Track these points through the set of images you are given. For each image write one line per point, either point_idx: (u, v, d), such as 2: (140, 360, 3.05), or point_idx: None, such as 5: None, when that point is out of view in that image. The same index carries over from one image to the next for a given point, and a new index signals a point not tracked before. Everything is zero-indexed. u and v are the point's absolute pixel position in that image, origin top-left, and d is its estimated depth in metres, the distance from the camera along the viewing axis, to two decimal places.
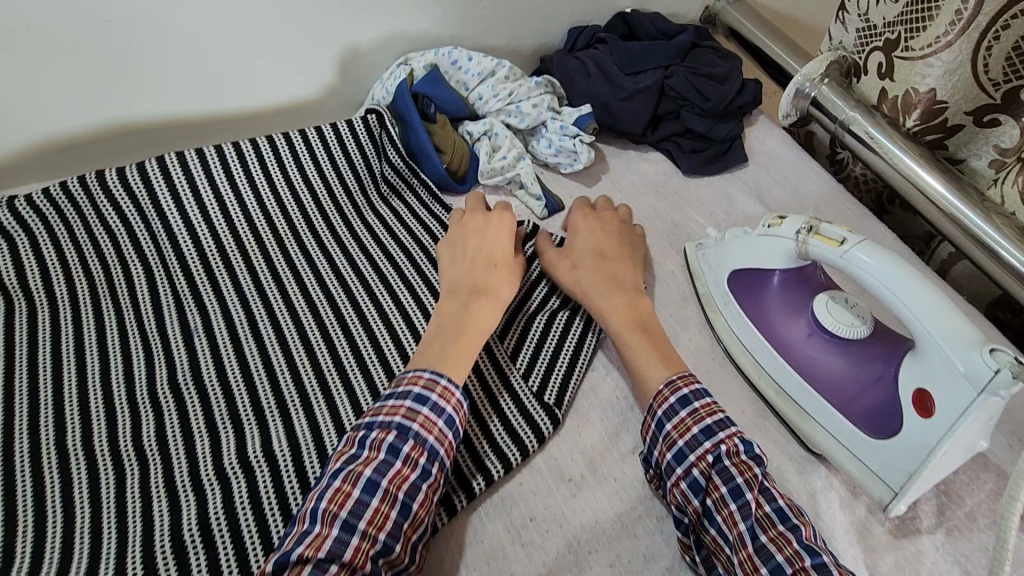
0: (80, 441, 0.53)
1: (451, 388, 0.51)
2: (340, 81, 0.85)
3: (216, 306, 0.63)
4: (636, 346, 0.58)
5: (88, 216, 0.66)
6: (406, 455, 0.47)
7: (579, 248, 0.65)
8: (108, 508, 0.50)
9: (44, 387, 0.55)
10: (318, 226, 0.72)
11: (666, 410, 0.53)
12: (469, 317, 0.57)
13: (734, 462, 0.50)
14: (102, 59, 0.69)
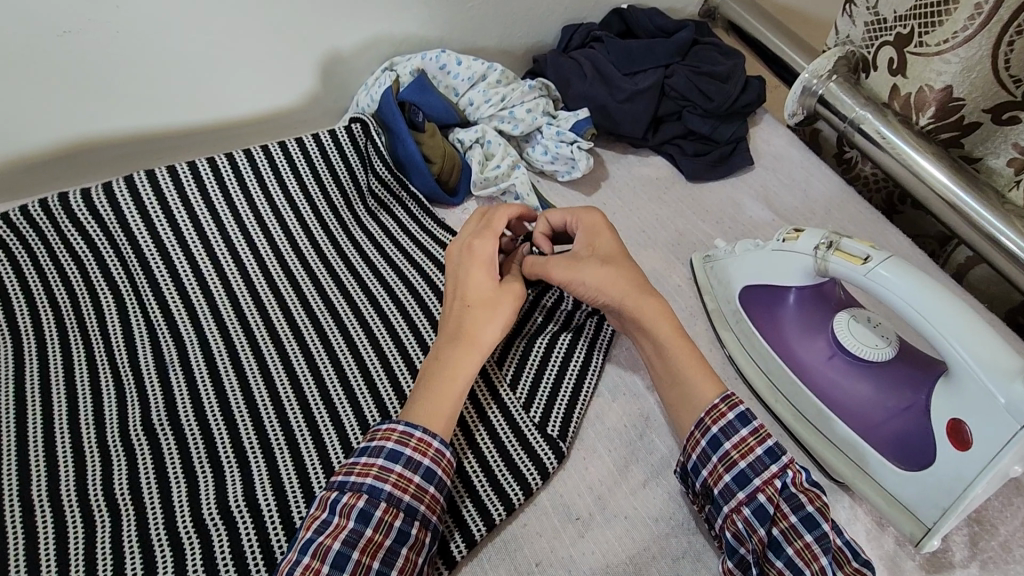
0: (44, 491, 0.48)
1: (429, 438, 0.48)
2: (322, 88, 0.80)
3: (192, 336, 0.59)
4: (674, 365, 0.52)
5: (53, 242, 0.61)
6: (378, 520, 0.44)
7: (601, 252, 0.57)
8: (75, 567, 0.46)
9: (5, 431, 0.51)
10: (302, 245, 0.67)
11: (724, 427, 0.49)
12: (446, 369, 0.51)
13: (804, 489, 0.47)
14: (64, 72, 0.64)
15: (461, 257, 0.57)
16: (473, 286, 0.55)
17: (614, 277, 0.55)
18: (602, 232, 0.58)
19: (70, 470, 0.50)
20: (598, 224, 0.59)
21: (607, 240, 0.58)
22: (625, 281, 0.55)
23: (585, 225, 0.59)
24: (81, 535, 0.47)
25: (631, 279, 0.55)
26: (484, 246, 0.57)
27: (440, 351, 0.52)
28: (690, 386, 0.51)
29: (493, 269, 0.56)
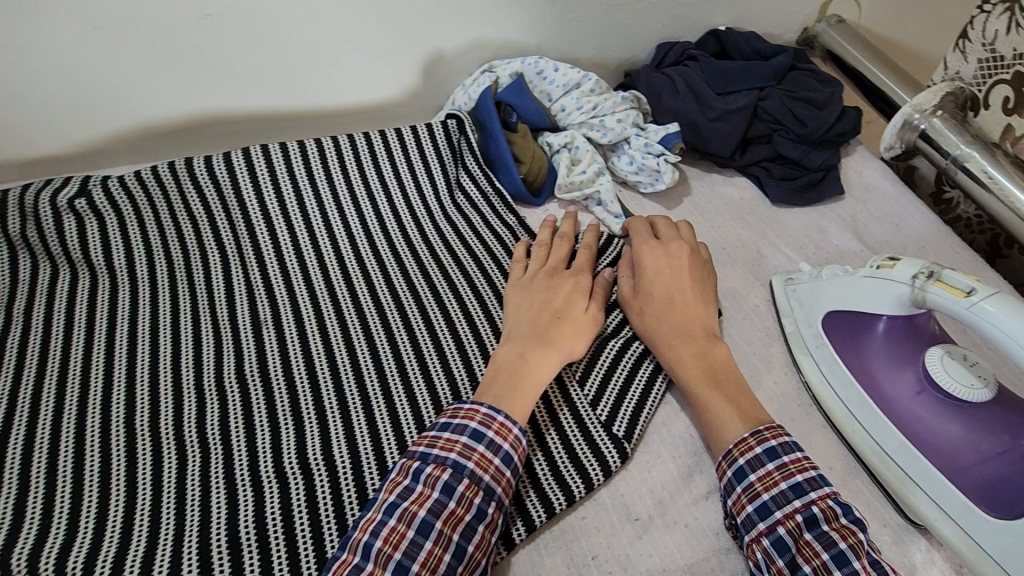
0: (147, 422, 0.54)
1: (510, 425, 0.50)
2: (423, 84, 0.84)
3: (285, 301, 0.64)
4: (706, 394, 0.54)
5: (175, 203, 0.69)
6: (461, 495, 0.46)
7: (676, 278, 0.61)
8: (168, 493, 0.51)
9: (124, 363, 0.58)
10: (391, 228, 0.71)
11: (751, 459, 0.49)
12: (528, 365, 0.54)
13: (835, 526, 0.45)
14: (201, 50, 0.71)
15: (558, 273, 0.62)
16: (566, 298, 0.60)
17: (656, 315, 0.59)
18: (673, 266, 0.61)
19: (170, 409, 0.55)
20: (686, 259, 0.62)
21: (674, 281, 0.60)
22: (667, 320, 0.58)
23: (676, 253, 0.63)
24: (175, 468, 0.52)
25: (688, 319, 0.58)
26: (580, 268, 0.63)
27: (524, 345, 0.55)
28: (740, 413, 0.53)
29: (588, 289, 0.61)
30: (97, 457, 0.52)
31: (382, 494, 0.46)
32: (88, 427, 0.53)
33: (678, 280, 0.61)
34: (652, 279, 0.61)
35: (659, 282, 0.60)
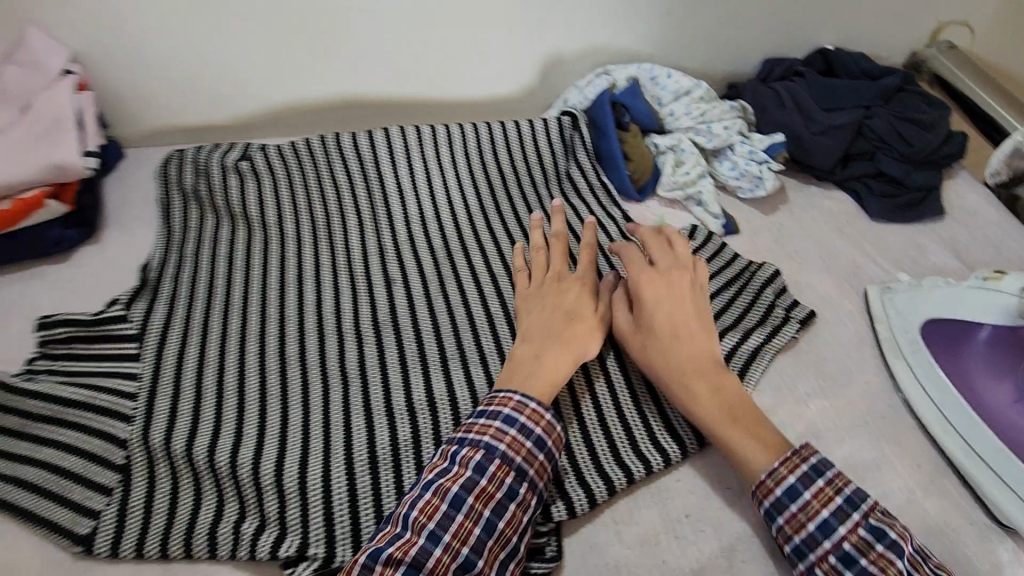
0: (297, 352, 0.64)
1: (542, 410, 0.54)
2: (538, 83, 0.91)
3: (412, 266, 0.72)
4: (725, 431, 0.54)
5: (321, 171, 0.79)
6: (492, 474, 0.50)
7: (677, 308, 0.59)
8: (315, 411, 0.59)
9: (283, 303, 0.69)
10: (504, 209, 0.79)
11: (774, 503, 0.50)
12: (544, 364, 0.57)
13: (870, 557, 0.46)
14: (353, 41, 0.81)
15: (562, 278, 0.64)
16: (573, 298, 0.62)
17: (663, 353, 0.57)
18: (670, 290, 0.60)
19: (316, 349, 0.64)
20: (683, 284, 0.61)
21: (676, 307, 0.59)
22: (675, 356, 0.57)
23: (672, 280, 0.61)
24: (321, 397, 0.60)
25: (696, 349, 0.57)
26: (585, 267, 0.65)
27: (538, 348, 0.58)
28: (761, 448, 0.52)
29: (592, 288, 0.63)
30: (257, 377, 0.62)
31: (427, 476, 0.50)
32: (247, 352, 0.64)
33: (680, 309, 0.59)
34: (654, 314, 0.59)
35: (662, 316, 0.59)
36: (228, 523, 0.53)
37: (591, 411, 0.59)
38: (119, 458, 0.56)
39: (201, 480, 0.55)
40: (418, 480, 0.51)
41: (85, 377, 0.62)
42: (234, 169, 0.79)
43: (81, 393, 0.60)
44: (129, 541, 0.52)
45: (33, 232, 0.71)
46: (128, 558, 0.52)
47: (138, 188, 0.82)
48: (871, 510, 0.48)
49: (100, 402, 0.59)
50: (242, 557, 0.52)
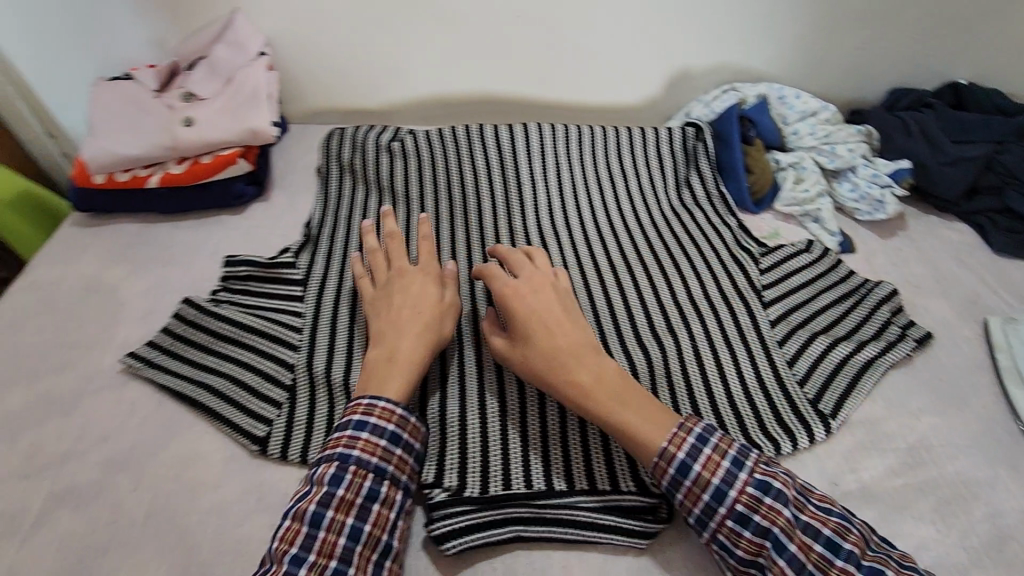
0: None
1: (393, 406, 0.55)
2: (663, 94, 0.97)
3: (540, 248, 0.79)
4: (616, 417, 0.55)
5: (463, 156, 0.87)
6: (349, 482, 0.51)
7: (537, 308, 0.61)
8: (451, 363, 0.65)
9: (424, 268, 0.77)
10: (624, 207, 0.84)
11: (670, 481, 0.52)
12: (395, 366, 0.58)
13: (762, 512, 0.50)
14: (502, 43, 0.90)
15: (409, 280, 0.66)
16: (426, 298, 0.64)
17: (542, 356, 0.59)
18: (539, 293, 0.63)
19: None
20: (545, 285, 0.64)
21: (543, 302, 0.62)
22: (550, 354, 0.58)
23: (534, 284, 0.64)
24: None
25: (570, 343, 0.59)
26: (426, 265, 0.69)
27: (390, 347, 0.60)
28: (647, 424, 0.54)
29: (436, 285, 0.66)
30: None
31: (292, 504, 0.51)
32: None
33: (550, 305, 0.62)
34: (526, 321, 0.60)
35: (533, 313, 0.61)
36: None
37: (703, 396, 0.64)
38: (287, 379, 0.65)
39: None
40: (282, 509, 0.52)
41: (260, 310, 0.72)
42: (386, 148, 0.88)
43: (258, 322, 0.70)
44: (296, 450, 0.60)
45: (222, 185, 0.83)
46: (294, 464, 0.60)
47: (301, 158, 0.93)
48: (755, 466, 0.52)
49: (274, 333, 0.69)
50: None
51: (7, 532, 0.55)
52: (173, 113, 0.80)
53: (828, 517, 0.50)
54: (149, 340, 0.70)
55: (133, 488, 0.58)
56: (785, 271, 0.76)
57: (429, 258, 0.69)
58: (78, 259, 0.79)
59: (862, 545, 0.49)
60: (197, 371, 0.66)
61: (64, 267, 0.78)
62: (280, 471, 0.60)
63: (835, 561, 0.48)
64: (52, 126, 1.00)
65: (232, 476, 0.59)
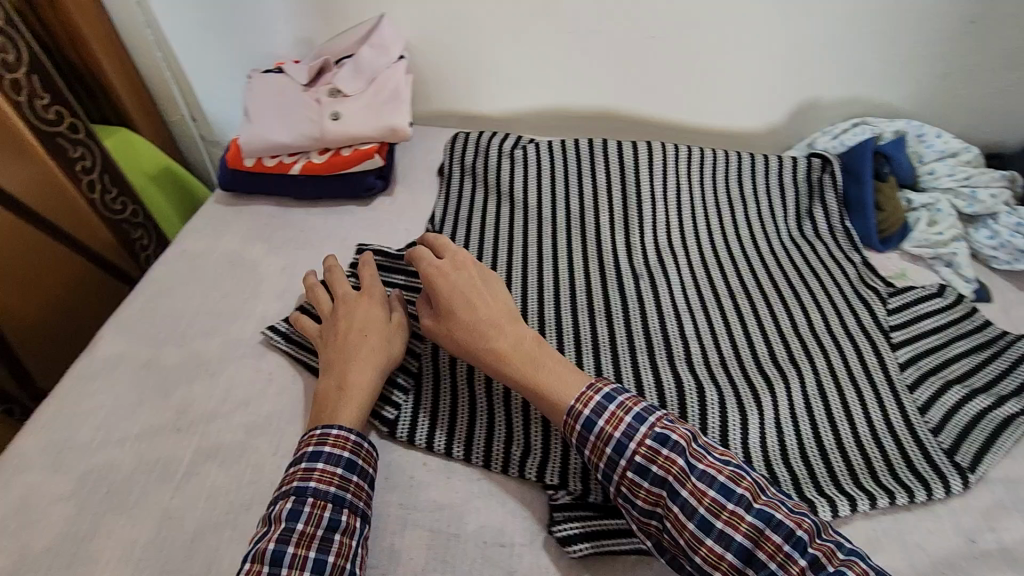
0: (553, 319, 0.73)
1: (346, 433, 0.57)
2: (786, 123, 0.96)
3: (659, 267, 0.80)
4: (535, 385, 0.58)
5: (584, 169, 0.89)
6: (307, 514, 0.51)
7: (460, 290, 0.63)
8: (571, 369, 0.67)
9: (544, 275, 0.79)
10: (743, 233, 0.84)
11: (579, 438, 0.55)
12: (347, 391, 0.60)
13: (658, 463, 0.52)
14: (631, 61, 0.91)
15: (353, 305, 0.67)
16: (371, 320, 0.65)
17: (468, 333, 0.61)
18: (461, 271, 0.65)
19: (570, 319, 0.73)
20: (468, 268, 0.65)
21: (468, 281, 0.64)
22: (476, 330, 0.61)
23: (457, 267, 0.65)
24: (576, 361, 0.69)
25: (488, 316, 0.61)
26: (370, 285, 0.69)
27: (341, 377, 0.61)
28: (562, 384, 0.57)
29: (379, 305, 0.67)
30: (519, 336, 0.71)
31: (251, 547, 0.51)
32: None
33: (472, 283, 0.64)
34: (452, 305, 0.62)
35: (458, 293, 0.63)
36: (500, 443, 0.62)
37: (829, 433, 0.63)
38: (413, 366, 0.68)
39: (474, 394, 0.65)
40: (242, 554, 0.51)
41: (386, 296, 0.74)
42: (509, 155, 0.91)
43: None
44: (422, 435, 0.63)
45: (356, 177, 0.87)
46: (419, 449, 0.63)
47: (424, 156, 0.97)
48: (656, 421, 0.54)
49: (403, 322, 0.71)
50: (512, 475, 0.60)
51: (164, 480, 0.60)
52: (321, 108, 0.85)
53: (725, 467, 0.52)
54: (286, 316, 0.74)
55: (273, 453, 0.62)
56: (915, 314, 0.74)
57: (371, 279, 0.70)
58: (223, 234, 0.85)
59: (755, 491, 0.51)
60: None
61: (211, 241, 0.84)
62: (407, 455, 0.62)
63: (726, 504, 0.50)
64: (197, 108, 1.08)
65: None
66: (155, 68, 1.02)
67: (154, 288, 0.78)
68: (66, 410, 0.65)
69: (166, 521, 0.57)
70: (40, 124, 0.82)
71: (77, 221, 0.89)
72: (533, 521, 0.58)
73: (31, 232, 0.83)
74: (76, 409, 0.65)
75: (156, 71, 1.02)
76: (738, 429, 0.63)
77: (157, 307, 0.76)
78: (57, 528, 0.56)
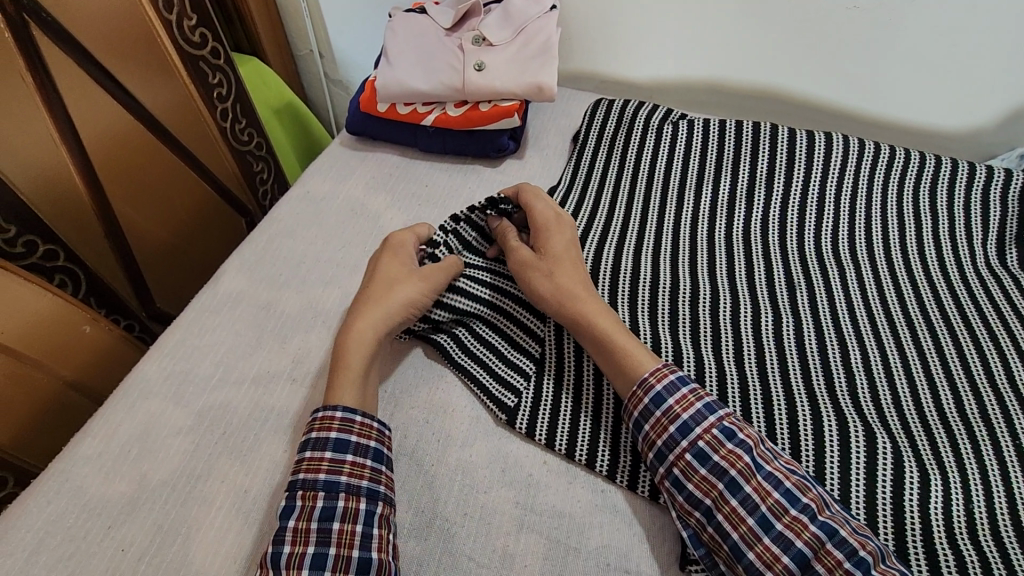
0: (690, 324, 0.65)
1: (332, 412, 0.53)
2: (995, 127, 0.80)
3: (819, 277, 0.69)
4: (614, 342, 0.56)
5: (743, 154, 0.78)
6: (299, 509, 0.49)
7: (563, 242, 0.64)
8: (710, 383, 0.60)
9: (685, 269, 0.70)
10: (928, 253, 0.71)
11: (642, 412, 0.52)
12: (347, 353, 0.57)
13: (721, 454, 0.49)
14: (819, 33, 0.78)
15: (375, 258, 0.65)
16: (392, 274, 0.62)
17: (562, 277, 0.61)
18: (563, 230, 0.65)
19: (709, 322, 0.65)
20: (567, 228, 0.66)
21: (566, 239, 0.64)
22: (571, 279, 0.61)
23: (560, 221, 0.66)
24: (716, 367, 0.62)
25: (582, 275, 0.62)
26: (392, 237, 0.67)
27: (345, 338, 0.58)
28: (641, 354, 0.55)
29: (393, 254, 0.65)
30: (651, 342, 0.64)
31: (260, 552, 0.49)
32: (640, 296, 0.67)
33: (569, 243, 0.65)
34: (556, 253, 0.63)
35: (561, 248, 0.64)
36: (628, 452, 0.55)
37: None
38: (535, 351, 0.62)
39: (602, 393, 0.59)
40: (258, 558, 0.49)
41: (500, 262, 0.68)
42: (655, 129, 0.82)
43: (504, 280, 0.66)
44: (542, 430, 0.57)
45: (490, 135, 0.81)
46: (538, 445, 0.57)
47: (560, 121, 0.89)
48: (726, 415, 0.51)
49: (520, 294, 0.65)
50: (641, 494, 0.54)
51: (277, 431, 0.58)
52: (464, 56, 0.78)
53: (793, 473, 0.48)
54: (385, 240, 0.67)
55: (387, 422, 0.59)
56: None
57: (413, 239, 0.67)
58: (347, 180, 0.82)
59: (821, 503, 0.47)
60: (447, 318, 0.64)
61: (335, 185, 0.81)
62: (525, 451, 0.57)
63: (790, 509, 0.46)
64: (327, 46, 1.04)
65: (476, 441, 0.57)
66: (292, 5, 0.98)
67: (277, 228, 0.76)
68: (188, 341, 0.65)
69: (277, 474, 0.55)
70: (186, 46, 0.81)
71: (208, 151, 0.89)
72: (664, 552, 0.51)
73: (168, 156, 0.83)
74: (198, 341, 0.65)
75: (292, 3, 0.98)
76: (915, 491, 0.53)
77: (280, 247, 0.74)
78: (174, 462, 0.56)
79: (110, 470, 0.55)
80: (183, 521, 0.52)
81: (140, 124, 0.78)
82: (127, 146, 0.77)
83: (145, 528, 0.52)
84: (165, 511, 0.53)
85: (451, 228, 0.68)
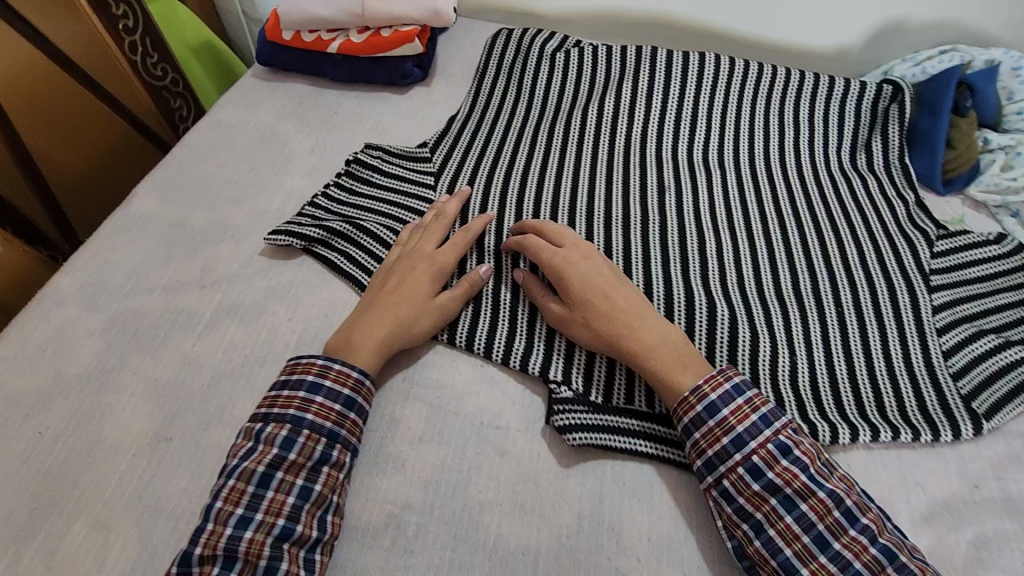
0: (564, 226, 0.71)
1: (348, 370, 0.56)
2: (860, 47, 0.87)
3: (687, 181, 0.76)
4: (662, 370, 0.55)
5: (626, 74, 0.83)
6: (301, 445, 0.52)
7: (598, 272, 0.60)
8: None
9: (566, 178, 0.76)
10: (788, 159, 0.78)
11: (693, 420, 0.52)
12: (360, 346, 0.58)
13: (777, 471, 0.49)
14: None
15: (421, 259, 0.64)
16: (415, 281, 0.62)
17: (607, 314, 0.58)
18: (587, 260, 0.61)
19: (582, 224, 0.71)
20: (596, 255, 0.62)
21: (596, 267, 0.60)
22: (619, 314, 0.57)
23: (581, 250, 0.62)
24: None
25: (631, 305, 0.58)
26: (452, 249, 0.65)
27: (361, 327, 0.59)
28: (676, 369, 0.54)
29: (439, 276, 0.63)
30: None
31: (235, 465, 0.51)
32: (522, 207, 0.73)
33: (601, 271, 0.60)
34: (589, 285, 0.59)
35: (597, 280, 0.60)
36: (507, 301, 0.64)
37: (842, 364, 0.61)
38: None
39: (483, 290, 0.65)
40: (226, 470, 0.52)
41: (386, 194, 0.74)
42: (549, 57, 0.86)
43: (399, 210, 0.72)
44: None
45: (393, 61, 0.85)
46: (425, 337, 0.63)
47: (466, 50, 0.93)
48: (782, 428, 0.51)
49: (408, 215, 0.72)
50: (513, 367, 0.61)
51: (186, 329, 0.63)
52: None
53: (851, 491, 0.49)
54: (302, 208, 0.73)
55: (288, 318, 0.64)
56: (963, 259, 0.68)
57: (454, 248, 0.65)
58: (258, 108, 0.85)
59: (880, 524, 0.47)
60: (329, 236, 0.69)
61: (246, 113, 0.84)
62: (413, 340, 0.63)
63: (848, 529, 0.47)
64: None
65: None
66: None
67: (187, 153, 0.79)
68: (101, 255, 0.68)
69: (186, 364, 0.60)
70: None
71: (117, 84, 0.90)
72: (530, 414, 0.58)
73: (77, 88, 0.84)
74: (111, 255, 0.68)
75: None
76: (746, 352, 0.61)
77: (191, 170, 0.77)
78: (88, 357, 0.60)
79: (29, 366, 0.60)
80: (97, 404, 0.58)
81: (43, 55, 0.79)
82: (31, 76, 0.78)
83: (62, 413, 0.57)
84: (80, 397, 0.58)
85: (344, 170, 0.76)
